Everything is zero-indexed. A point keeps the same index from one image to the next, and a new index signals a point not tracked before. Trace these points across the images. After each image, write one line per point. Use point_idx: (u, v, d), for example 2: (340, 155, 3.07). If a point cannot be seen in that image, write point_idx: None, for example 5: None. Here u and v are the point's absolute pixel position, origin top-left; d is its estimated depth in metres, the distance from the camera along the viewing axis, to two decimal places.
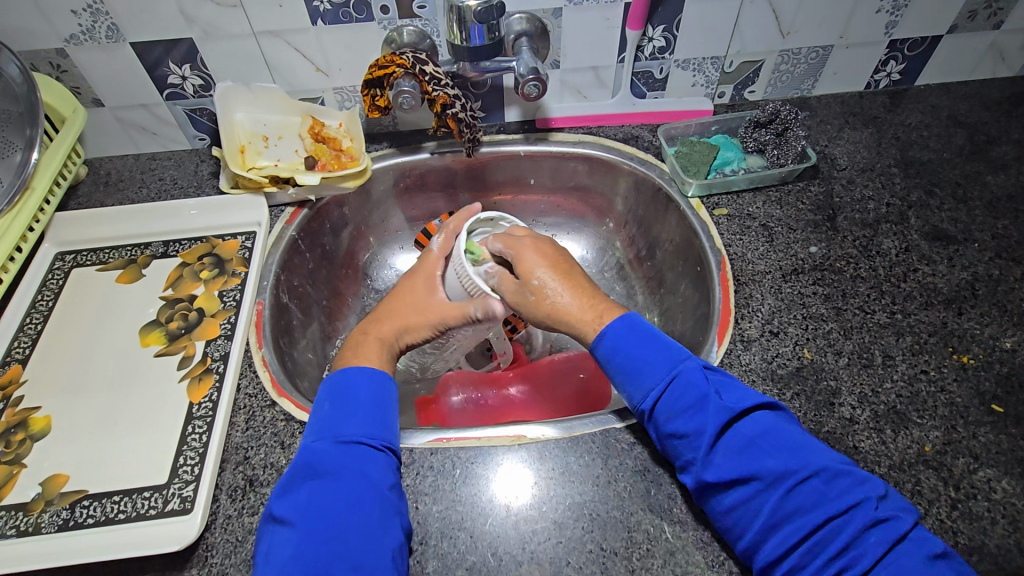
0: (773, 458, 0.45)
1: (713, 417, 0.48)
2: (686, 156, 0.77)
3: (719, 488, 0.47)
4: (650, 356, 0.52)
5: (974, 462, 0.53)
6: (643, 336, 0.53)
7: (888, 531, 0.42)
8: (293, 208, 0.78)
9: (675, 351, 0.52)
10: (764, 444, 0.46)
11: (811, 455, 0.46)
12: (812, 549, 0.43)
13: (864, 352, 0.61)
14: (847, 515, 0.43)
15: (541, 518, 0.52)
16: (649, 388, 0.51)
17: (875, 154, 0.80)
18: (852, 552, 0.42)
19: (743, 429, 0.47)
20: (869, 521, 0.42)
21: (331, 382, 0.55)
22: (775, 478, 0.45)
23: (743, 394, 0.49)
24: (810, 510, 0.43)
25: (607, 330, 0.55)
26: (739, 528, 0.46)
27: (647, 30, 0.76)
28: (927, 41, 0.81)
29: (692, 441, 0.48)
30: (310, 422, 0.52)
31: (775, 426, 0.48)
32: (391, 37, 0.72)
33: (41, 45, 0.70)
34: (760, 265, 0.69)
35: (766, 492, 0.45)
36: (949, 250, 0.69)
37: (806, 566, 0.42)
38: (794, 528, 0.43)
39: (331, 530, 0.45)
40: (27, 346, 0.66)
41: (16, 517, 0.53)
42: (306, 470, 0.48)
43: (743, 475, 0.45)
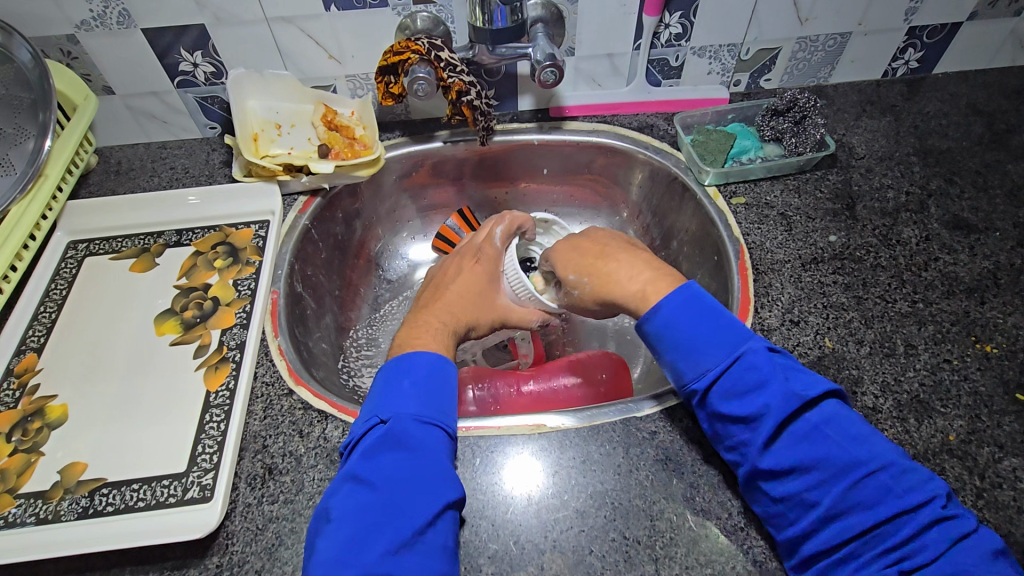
0: (839, 448, 0.44)
1: (778, 401, 0.46)
2: (702, 144, 0.76)
3: (777, 477, 0.46)
4: (708, 338, 0.51)
5: (999, 452, 0.53)
6: (701, 315, 0.52)
7: (948, 529, 0.41)
8: (306, 197, 0.77)
9: (738, 335, 0.50)
10: (830, 433, 0.45)
11: (879, 449, 0.44)
12: (867, 540, 0.42)
13: (886, 341, 0.61)
14: (913, 508, 0.42)
15: (563, 506, 0.52)
16: (705, 371, 0.50)
17: (893, 143, 0.79)
18: (910, 545, 0.41)
19: (808, 416, 0.46)
20: (936, 516, 0.41)
21: (416, 356, 0.54)
22: (837, 470, 0.44)
23: (809, 381, 0.48)
24: (875, 501, 0.42)
25: (659, 310, 0.53)
26: (789, 515, 0.46)
27: (664, 17, 0.75)
28: (946, 28, 0.80)
29: (751, 426, 0.47)
30: (386, 391, 0.51)
31: (841, 416, 0.46)
32: (404, 23, 0.71)
33: (52, 31, 0.69)
34: (779, 254, 0.68)
35: (830, 481, 0.44)
36: (970, 239, 0.69)
37: (859, 555, 0.42)
38: (857, 519, 0.43)
39: (416, 502, 0.44)
40: (42, 335, 0.65)
41: (35, 505, 0.53)
42: (391, 440, 0.47)
43: (806, 462, 0.45)
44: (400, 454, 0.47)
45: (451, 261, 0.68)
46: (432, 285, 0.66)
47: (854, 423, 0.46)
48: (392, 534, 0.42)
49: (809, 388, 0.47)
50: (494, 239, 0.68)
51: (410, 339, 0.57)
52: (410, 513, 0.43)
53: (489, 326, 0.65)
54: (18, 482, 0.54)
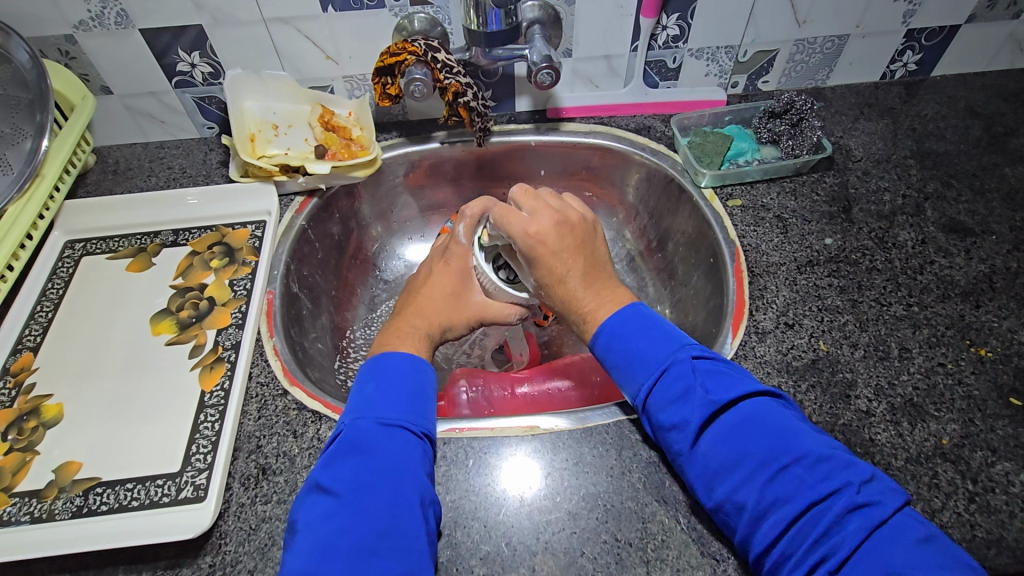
0: (757, 444, 0.45)
1: (698, 408, 0.47)
2: (700, 146, 0.76)
3: (710, 482, 0.46)
4: (639, 348, 0.52)
5: (992, 456, 0.53)
6: (639, 327, 0.53)
7: (869, 516, 0.40)
8: (303, 198, 0.77)
9: (667, 344, 0.52)
10: (747, 431, 0.46)
11: (798, 442, 0.45)
12: (796, 536, 0.41)
13: (880, 344, 0.60)
14: (830, 498, 0.41)
15: (555, 508, 0.52)
16: (640, 383, 0.51)
17: (890, 146, 0.79)
18: (833, 539, 0.40)
19: (727, 417, 0.47)
20: (850, 504, 0.41)
21: (378, 363, 0.55)
22: (756, 468, 0.44)
23: (732, 381, 0.49)
24: (794, 497, 0.42)
25: (605, 323, 0.55)
26: (733, 522, 0.45)
27: (662, 19, 0.75)
28: (944, 31, 0.80)
29: (680, 433, 0.48)
30: (350, 399, 0.52)
31: (762, 413, 0.47)
32: (402, 24, 0.71)
33: (50, 31, 0.69)
34: (774, 256, 0.68)
35: (750, 479, 0.44)
36: (967, 242, 0.68)
37: (793, 555, 0.41)
38: (779, 516, 0.42)
39: (378, 506, 0.44)
40: (38, 334, 0.65)
41: (29, 504, 0.53)
42: (350, 446, 0.48)
43: (729, 462, 0.45)
44: (360, 458, 0.47)
45: (426, 264, 0.68)
46: (408, 289, 0.66)
47: (773, 421, 0.46)
48: (351, 540, 0.42)
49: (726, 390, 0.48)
50: (461, 238, 0.66)
51: (381, 342, 0.59)
52: (370, 517, 0.43)
53: (465, 328, 0.65)
54: (13, 481, 0.55)
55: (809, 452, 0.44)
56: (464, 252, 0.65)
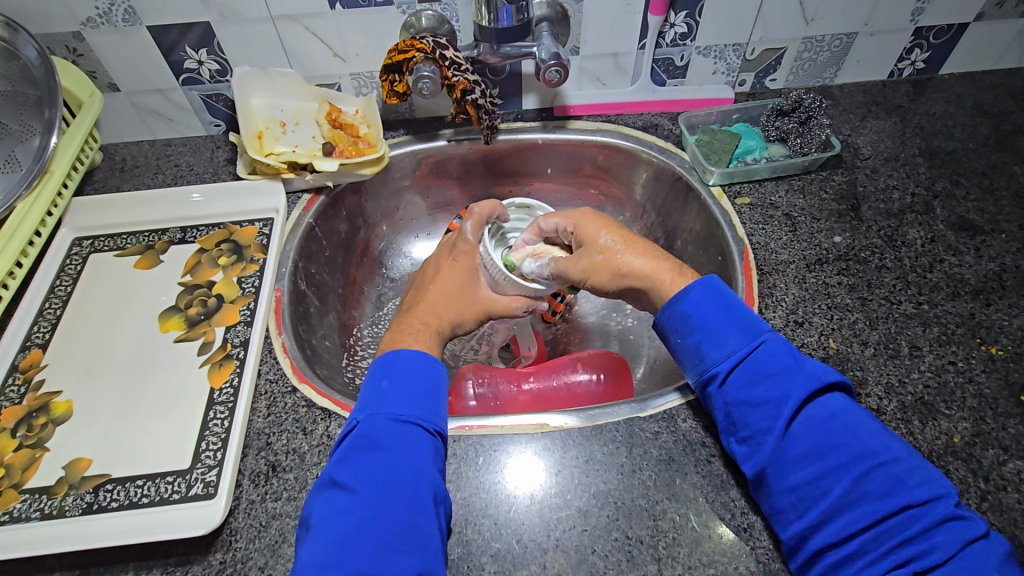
0: (853, 437, 0.45)
1: (797, 389, 0.47)
2: (707, 144, 0.76)
3: (792, 464, 0.46)
4: (733, 323, 0.51)
5: (1004, 454, 0.53)
6: (725, 303, 0.52)
7: (961, 527, 0.41)
8: (310, 195, 0.77)
9: (760, 325, 0.51)
10: (845, 423, 0.46)
11: (892, 445, 0.45)
12: (878, 535, 0.42)
13: (891, 342, 0.60)
14: (925, 502, 0.42)
15: (566, 506, 0.52)
16: (726, 354, 0.50)
17: (899, 144, 0.79)
18: (922, 541, 0.41)
19: (826, 405, 0.47)
20: (946, 512, 0.41)
21: (391, 357, 0.54)
22: (852, 460, 0.44)
23: (828, 372, 0.49)
24: (887, 495, 0.43)
25: (688, 293, 0.53)
26: (799, 508, 0.45)
27: (669, 16, 0.75)
28: (954, 28, 0.79)
29: (770, 412, 0.47)
30: (365, 394, 0.51)
31: (856, 411, 0.47)
32: (409, 22, 0.71)
33: (57, 28, 0.69)
34: (783, 254, 0.68)
35: (843, 471, 0.44)
36: (976, 241, 0.68)
37: (872, 550, 0.42)
38: (866, 511, 0.43)
39: (395, 504, 0.44)
40: (47, 331, 0.65)
41: (40, 500, 0.53)
42: (367, 443, 0.48)
43: (822, 450, 0.45)
44: (376, 455, 0.47)
45: (431, 261, 0.68)
46: (414, 289, 0.66)
47: (865, 419, 0.47)
48: (369, 537, 0.42)
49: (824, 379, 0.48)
50: (467, 234, 0.67)
51: (390, 340, 0.58)
52: (387, 515, 0.43)
53: (474, 322, 0.65)
54: (23, 477, 0.55)
55: (901, 453, 0.45)
56: (468, 249, 0.66)
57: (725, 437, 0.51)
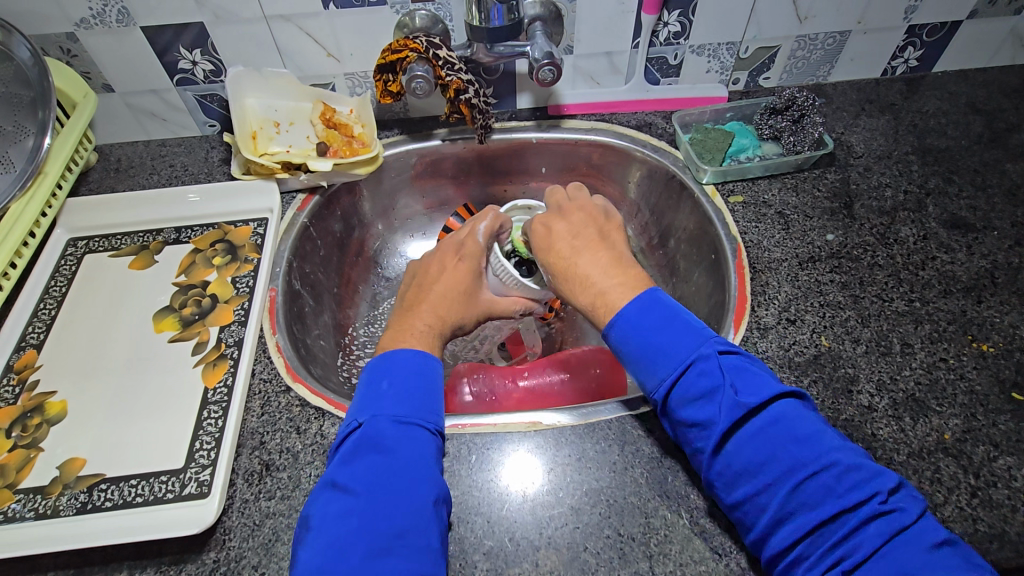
0: (785, 447, 0.44)
1: (724, 405, 0.46)
2: (701, 143, 0.76)
3: (733, 480, 0.46)
4: (663, 342, 0.50)
5: (994, 450, 0.53)
6: (658, 319, 0.52)
7: (891, 526, 0.40)
8: (305, 195, 0.77)
9: (692, 337, 0.50)
10: (774, 434, 0.45)
11: (825, 447, 0.44)
12: (816, 542, 0.42)
13: (882, 340, 0.61)
14: (855, 508, 0.41)
15: (558, 503, 0.52)
16: (661, 374, 0.50)
17: (892, 142, 0.79)
18: (851, 546, 0.40)
19: (755, 418, 0.46)
20: (876, 514, 0.41)
21: (390, 358, 0.54)
22: (781, 474, 0.44)
23: (761, 382, 0.47)
24: (819, 504, 0.42)
25: (622, 313, 0.53)
26: (749, 520, 0.46)
27: (663, 15, 0.75)
28: (946, 27, 0.80)
29: (703, 430, 0.47)
30: (364, 395, 0.51)
31: (790, 418, 0.46)
32: (403, 22, 0.71)
33: (51, 29, 0.69)
34: (776, 252, 0.68)
35: (775, 485, 0.44)
36: (968, 238, 0.68)
37: (809, 556, 0.42)
38: (801, 521, 0.42)
39: (401, 504, 0.44)
40: (42, 331, 0.65)
41: (34, 500, 0.53)
42: (368, 444, 0.48)
43: (754, 463, 0.45)
44: (379, 456, 0.47)
45: (434, 258, 0.67)
46: (415, 285, 0.65)
47: (800, 426, 0.45)
48: (376, 538, 0.42)
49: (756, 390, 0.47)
50: (478, 236, 0.67)
51: (394, 334, 0.58)
52: (392, 515, 0.44)
53: (472, 322, 0.64)
54: (17, 477, 0.55)
55: (835, 458, 0.43)
56: (476, 249, 0.66)
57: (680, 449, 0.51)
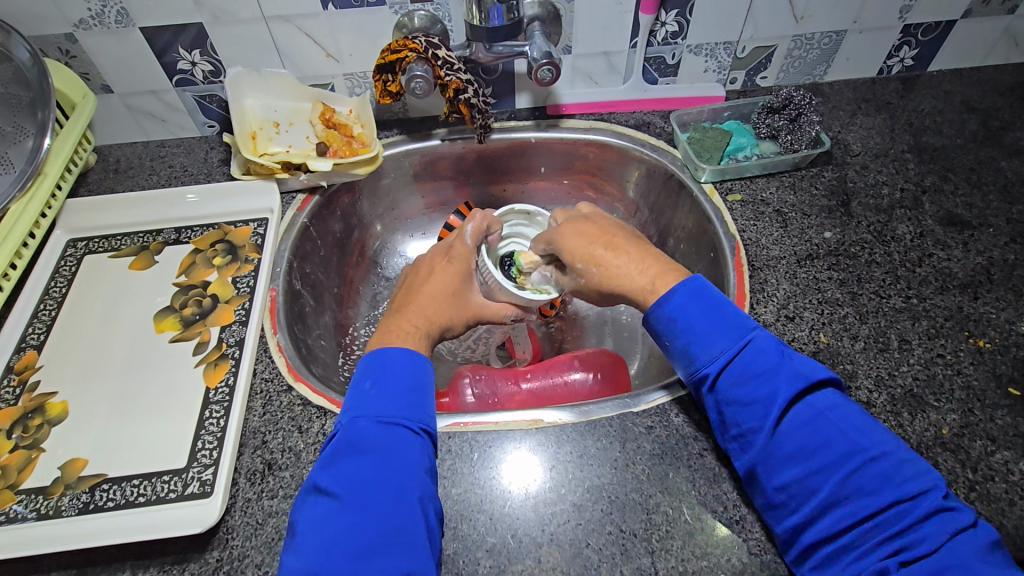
0: (841, 437, 0.45)
1: (783, 389, 0.47)
2: (699, 142, 0.77)
3: (782, 463, 0.46)
4: (721, 324, 0.51)
5: (992, 445, 0.54)
6: (714, 305, 0.52)
7: (950, 519, 0.41)
8: (304, 195, 0.77)
9: (748, 323, 0.51)
10: (834, 419, 0.46)
11: (881, 439, 0.45)
12: (870, 531, 0.43)
13: (880, 336, 0.61)
14: (912, 497, 0.42)
15: (560, 500, 0.52)
16: (715, 356, 0.50)
17: (888, 140, 0.79)
18: (909, 538, 0.41)
19: (812, 403, 0.47)
20: (935, 506, 0.42)
21: (372, 358, 0.54)
22: (840, 459, 0.45)
23: (816, 368, 0.49)
24: (878, 490, 0.43)
25: (673, 296, 0.53)
26: (791, 504, 0.46)
27: (661, 15, 0.76)
28: (941, 26, 0.80)
29: (759, 412, 0.47)
30: (347, 397, 0.51)
31: (844, 407, 0.47)
32: (402, 22, 0.71)
33: (50, 29, 0.69)
34: (775, 250, 0.69)
35: (831, 469, 0.45)
36: (964, 235, 0.69)
37: (861, 546, 0.43)
38: (857, 506, 0.43)
39: (382, 505, 0.45)
40: (42, 332, 0.65)
41: (36, 501, 0.53)
42: (348, 446, 0.48)
43: (810, 449, 0.46)
44: (359, 457, 0.47)
45: (425, 262, 0.68)
46: (405, 288, 0.66)
47: (855, 414, 0.47)
48: (356, 539, 0.43)
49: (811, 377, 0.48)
50: (465, 238, 0.69)
51: (385, 336, 0.57)
52: (371, 516, 0.44)
53: (463, 326, 0.65)
54: (19, 478, 0.55)
55: (891, 447, 0.45)
56: (466, 252, 0.68)
57: (720, 434, 0.51)
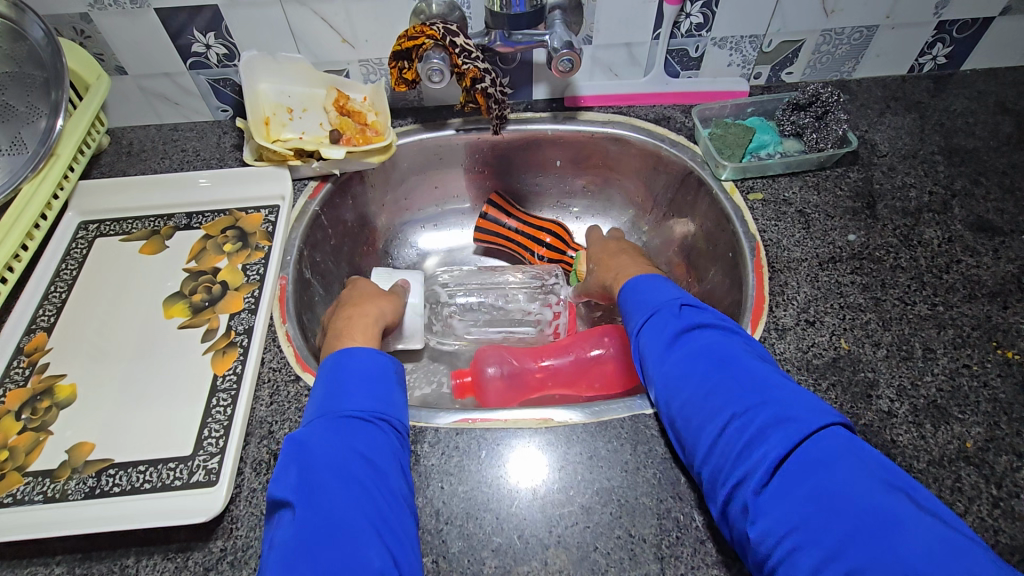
0: (710, 367, 0.48)
1: (663, 334, 0.52)
2: (721, 138, 0.75)
3: (666, 397, 0.49)
4: (638, 296, 0.58)
5: (1018, 461, 0.52)
6: (651, 282, 0.59)
7: (791, 433, 0.41)
8: (317, 182, 0.76)
9: (667, 291, 0.57)
10: (699, 356, 0.49)
11: (748, 366, 0.47)
12: (727, 449, 0.44)
13: (903, 344, 0.59)
14: (754, 412, 0.44)
15: (568, 502, 0.51)
16: (634, 318, 0.56)
17: (917, 141, 0.77)
18: (755, 454, 0.42)
19: (683, 346, 0.51)
20: (775, 420, 0.42)
21: (335, 361, 0.54)
22: (701, 386, 0.47)
23: (702, 318, 0.53)
24: (726, 410, 0.45)
25: (626, 282, 0.61)
26: (685, 441, 0.48)
27: (685, 6, 0.73)
28: (978, 23, 0.77)
29: (646, 356, 0.52)
30: (309, 403, 0.51)
31: (720, 345, 0.50)
32: (420, 8, 0.70)
33: (65, 9, 0.69)
34: (796, 252, 0.67)
35: (695, 397, 0.47)
36: (995, 242, 0.67)
37: (723, 467, 0.43)
38: (714, 428, 0.45)
39: (339, 505, 0.43)
40: (52, 314, 0.65)
41: (42, 484, 0.53)
42: (301, 449, 0.47)
43: (680, 380, 0.49)
44: (310, 459, 0.46)
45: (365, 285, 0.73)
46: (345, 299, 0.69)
47: (733, 346, 0.50)
48: (316, 539, 0.41)
49: (693, 322, 0.52)
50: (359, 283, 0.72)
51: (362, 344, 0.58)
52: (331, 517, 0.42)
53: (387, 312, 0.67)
54: (26, 460, 0.54)
55: (755, 375, 0.46)
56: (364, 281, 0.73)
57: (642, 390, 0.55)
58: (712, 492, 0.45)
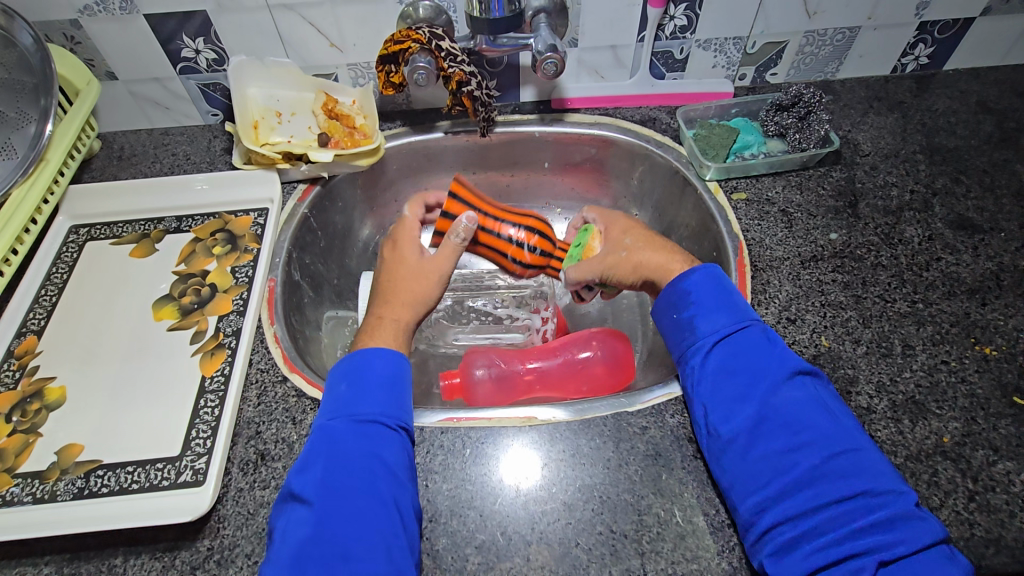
0: (826, 425, 0.48)
1: (770, 373, 0.51)
2: (705, 138, 0.75)
3: (763, 439, 0.49)
4: (723, 308, 0.56)
5: (994, 455, 0.52)
6: (718, 290, 0.58)
7: (926, 528, 0.42)
8: (305, 185, 0.77)
9: (747, 312, 0.56)
10: (811, 409, 0.49)
11: (854, 436, 0.48)
12: (838, 516, 0.44)
13: (883, 341, 0.60)
14: (887, 497, 0.44)
15: (551, 499, 0.52)
16: (717, 331, 0.55)
17: (899, 141, 0.78)
18: (881, 534, 0.42)
19: (796, 394, 0.50)
20: (909, 511, 0.43)
21: (355, 361, 0.54)
22: (824, 441, 0.47)
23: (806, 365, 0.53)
24: (851, 477, 0.45)
25: (690, 275, 0.59)
26: (761, 480, 0.47)
27: (669, 8, 0.74)
28: (958, 24, 0.78)
29: (745, 386, 0.51)
30: (324, 399, 0.53)
31: (825, 403, 0.50)
32: (406, 12, 0.71)
33: (55, 16, 0.69)
34: (778, 251, 0.68)
35: (813, 448, 0.47)
36: (974, 240, 0.67)
37: (826, 531, 0.43)
38: (829, 489, 0.45)
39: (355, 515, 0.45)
40: (43, 317, 0.66)
41: (32, 485, 0.54)
42: (325, 447, 0.48)
43: (787, 437, 0.48)
44: (336, 461, 0.47)
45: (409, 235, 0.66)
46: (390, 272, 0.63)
47: (835, 407, 0.50)
48: (331, 545, 0.43)
49: (802, 368, 0.52)
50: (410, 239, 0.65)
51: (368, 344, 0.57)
52: (337, 520, 0.44)
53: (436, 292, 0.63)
54: (15, 462, 0.55)
55: (867, 446, 0.47)
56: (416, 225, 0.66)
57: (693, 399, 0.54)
58: (783, 549, 0.44)
